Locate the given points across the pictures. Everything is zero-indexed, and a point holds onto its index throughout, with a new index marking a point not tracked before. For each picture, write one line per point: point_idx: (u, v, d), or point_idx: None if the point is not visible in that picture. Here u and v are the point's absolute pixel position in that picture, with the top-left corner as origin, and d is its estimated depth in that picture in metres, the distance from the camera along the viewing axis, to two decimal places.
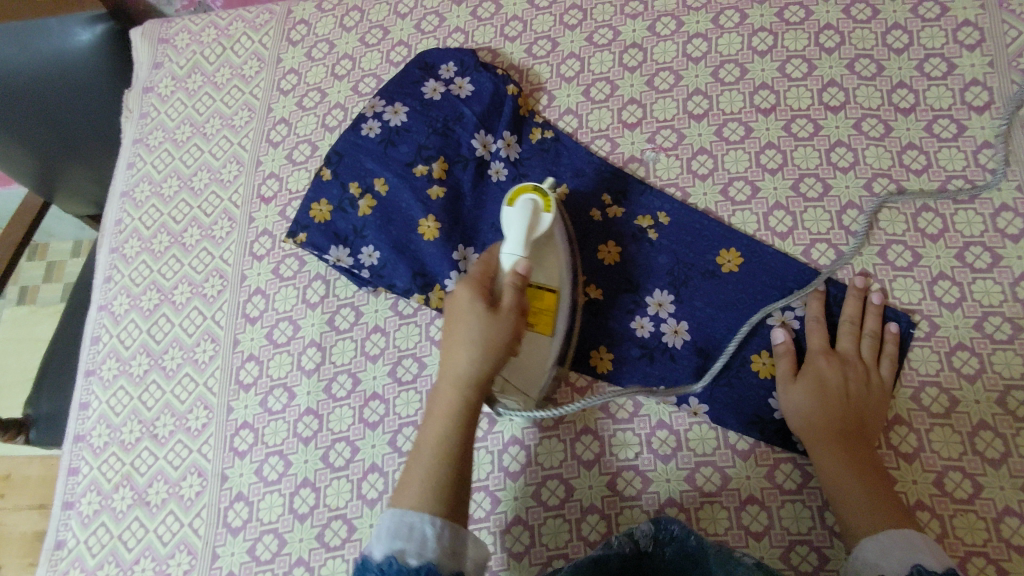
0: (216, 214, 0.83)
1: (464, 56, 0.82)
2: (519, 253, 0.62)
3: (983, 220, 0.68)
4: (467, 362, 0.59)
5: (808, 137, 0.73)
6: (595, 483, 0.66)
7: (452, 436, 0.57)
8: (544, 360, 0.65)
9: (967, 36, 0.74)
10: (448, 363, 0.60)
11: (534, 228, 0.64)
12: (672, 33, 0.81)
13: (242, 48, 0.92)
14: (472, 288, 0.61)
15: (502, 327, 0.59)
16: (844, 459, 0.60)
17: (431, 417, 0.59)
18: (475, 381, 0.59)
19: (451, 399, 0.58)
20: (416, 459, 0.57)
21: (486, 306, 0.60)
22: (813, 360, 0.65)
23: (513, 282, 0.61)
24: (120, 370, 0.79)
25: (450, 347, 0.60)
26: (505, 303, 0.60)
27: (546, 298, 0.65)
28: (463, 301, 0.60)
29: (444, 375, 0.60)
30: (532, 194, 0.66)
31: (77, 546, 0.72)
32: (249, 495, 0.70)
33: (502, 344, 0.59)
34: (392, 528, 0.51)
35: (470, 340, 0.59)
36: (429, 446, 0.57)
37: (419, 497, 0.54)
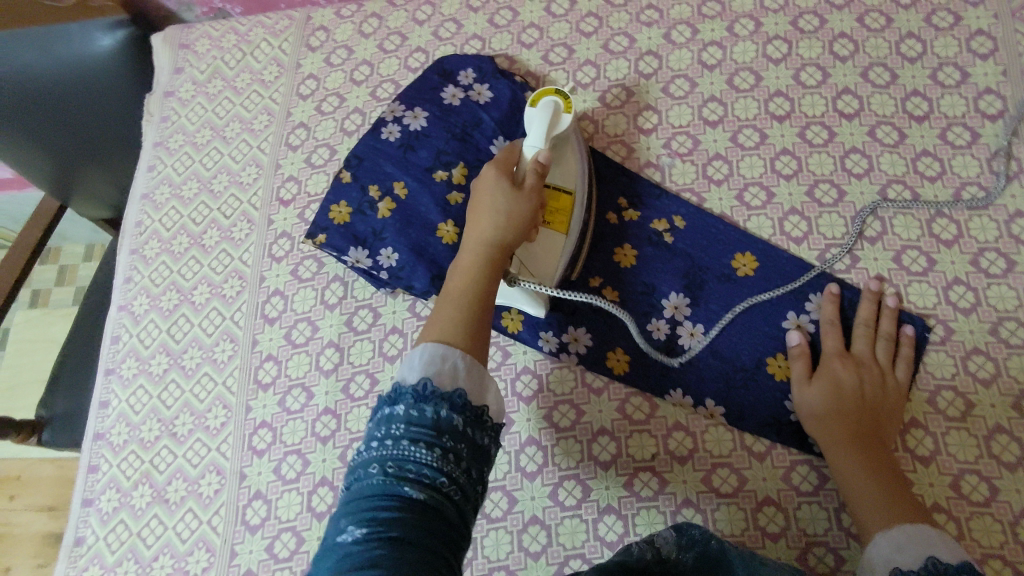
0: (236, 217, 0.84)
1: (482, 63, 0.83)
2: (541, 145, 0.67)
3: (997, 227, 0.68)
4: (492, 226, 0.59)
5: (822, 143, 0.74)
6: (612, 484, 0.66)
7: (477, 278, 0.56)
8: (557, 256, 0.68)
9: (980, 45, 0.75)
10: (472, 228, 0.60)
11: (556, 123, 0.68)
12: (688, 41, 0.82)
13: (261, 53, 0.94)
14: (497, 166, 0.64)
15: (525, 202, 0.61)
16: (860, 459, 0.60)
17: (456, 267, 0.58)
18: (499, 248, 0.59)
19: (476, 252, 0.58)
20: (440, 302, 0.56)
21: (511, 182, 0.62)
22: (828, 361, 0.65)
23: (537, 164, 0.65)
24: (139, 369, 0.80)
25: (476, 213, 0.61)
26: (528, 183, 0.63)
27: (562, 194, 0.69)
28: (489, 174, 0.63)
29: (469, 237, 0.60)
30: (555, 95, 0.70)
31: (96, 543, 0.73)
32: (267, 493, 0.71)
33: (526, 212, 0.61)
34: (425, 356, 0.50)
35: (498, 205, 0.60)
36: (455, 291, 0.56)
37: (449, 330, 0.52)
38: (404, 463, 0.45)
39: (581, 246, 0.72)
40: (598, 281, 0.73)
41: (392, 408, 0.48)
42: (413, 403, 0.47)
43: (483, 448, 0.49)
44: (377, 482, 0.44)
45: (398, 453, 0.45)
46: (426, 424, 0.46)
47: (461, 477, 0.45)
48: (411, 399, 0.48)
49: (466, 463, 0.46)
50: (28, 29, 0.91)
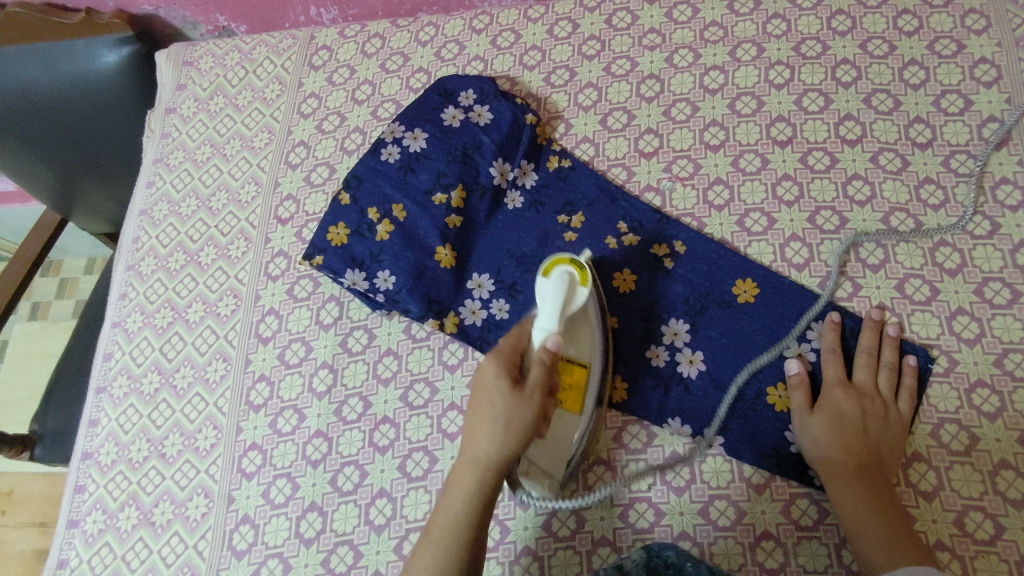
0: (233, 234, 0.84)
1: (484, 85, 0.82)
2: (552, 327, 0.60)
3: (1002, 256, 0.67)
4: (491, 442, 0.57)
5: (825, 169, 0.74)
6: (607, 515, 0.65)
7: (468, 512, 0.56)
8: (567, 442, 0.64)
9: (983, 73, 0.74)
10: (472, 439, 0.58)
11: (568, 303, 0.62)
12: (689, 64, 0.81)
13: (264, 71, 0.94)
14: (499, 365, 0.59)
15: (527, 408, 0.57)
16: (858, 487, 0.59)
17: (450, 491, 0.57)
18: (501, 464, 0.57)
19: (467, 488, 0.57)
20: (431, 530, 0.56)
21: (511, 382, 0.58)
22: (829, 390, 0.64)
23: (543, 359, 0.58)
24: (131, 387, 0.79)
25: (476, 419, 0.58)
26: (529, 382, 0.58)
27: (577, 370, 0.64)
28: (489, 375, 0.59)
29: (469, 452, 0.58)
30: (568, 266, 0.64)
31: (80, 565, 0.71)
32: (255, 518, 0.69)
33: (527, 426, 0.57)
34: None
35: (495, 426, 0.57)
36: (442, 525, 0.56)
37: (426, 570, 0.54)
38: None
39: (598, 412, 0.67)
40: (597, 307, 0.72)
41: None
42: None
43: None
44: None
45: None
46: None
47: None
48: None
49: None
50: (43, 44, 0.95)
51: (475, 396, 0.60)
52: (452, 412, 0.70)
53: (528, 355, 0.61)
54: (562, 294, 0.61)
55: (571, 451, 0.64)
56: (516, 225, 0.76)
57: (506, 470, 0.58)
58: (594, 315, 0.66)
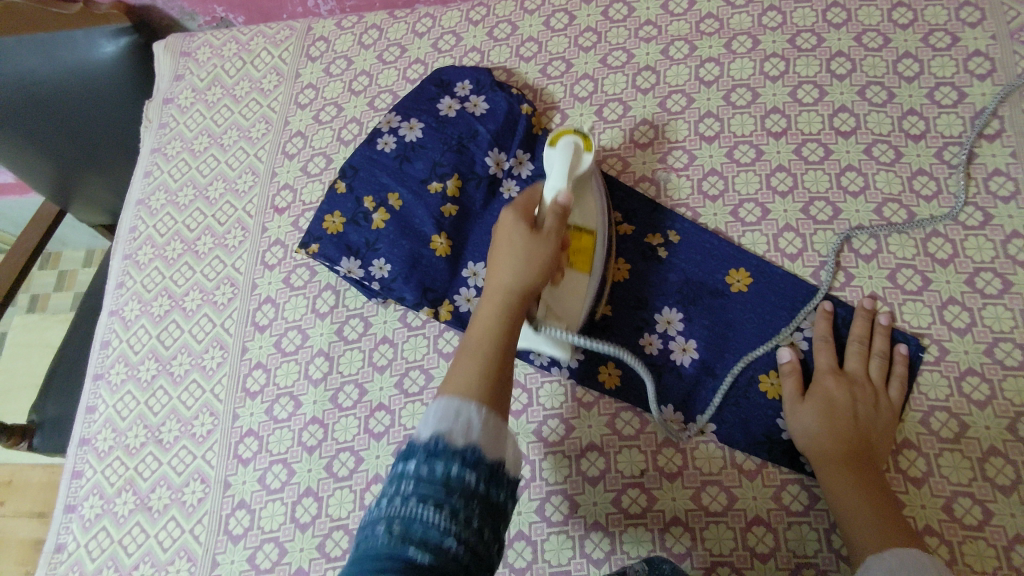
0: (230, 223, 0.84)
1: (480, 76, 0.83)
2: (561, 186, 0.64)
3: (994, 247, 0.68)
4: (514, 271, 0.57)
5: (819, 160, 0.74)
6: (600, 500, 0.65)
7: (496, 312, 0.56)
8: (580, 297, 0.66)
9: (977, 65, 0.75)
10: (493, 278, 0.58)
11: (574, 165, 0.67)
12: (685, 56, 0.82)
13: (262, 62, 0.94)
14: (517, 212, 0.62)
15: (546, 244, 0.59)
16: (851, 476, 0.59)
17: (475, 320, 0.56)
18: (524, 290, 0.57)
19: (495, 309, 0.56)
20: (463, 352, 0.54)
21: (529, 226, 0.60)
22: (820, 377, 0.65)
23: (556, 210, 0.61)
24: (128, 375, 0.79)
25: (495, 259, 0.59)
26: (548, 226, 0.60)
27: (584, 236, 0.67)
28: (508, 220, 0.61)
29: (492, 284, 0.58)
30: (574, 135, 0.69)
31: (77, 550, 0.72)
32: (251, 503, 0.70)
33: (547, 258, 0.59)
34: (438, 411, 0.49)
35: (517, 256, 0.58)
36: (471, 347, 0.54)
37: (464, 382, 0.51)
38: (411, 523, 0.44)
39: (605, 282, 0.69)
40: None
41: (404, 462, 0.48)
42: (424, 460, 0.47)
43: (498, 504, 0.48)
44: (382, 541, 0.44)
45: (406, 513, 0.45)
46: (436, 483, 0.46)
47: (471, 531, 0.45)
48: (422, 457, 0.47)
49: (476, 524, 0.45)
50: (35, 34, 0.93)
51: (494, 242, 0.61)
52: None
53: (540, 207, 0.63)
54: (568, 152, 0.67)
55: (583, 311, 0.67)
56: None
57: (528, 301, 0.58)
58: (596, 187, 0.71)
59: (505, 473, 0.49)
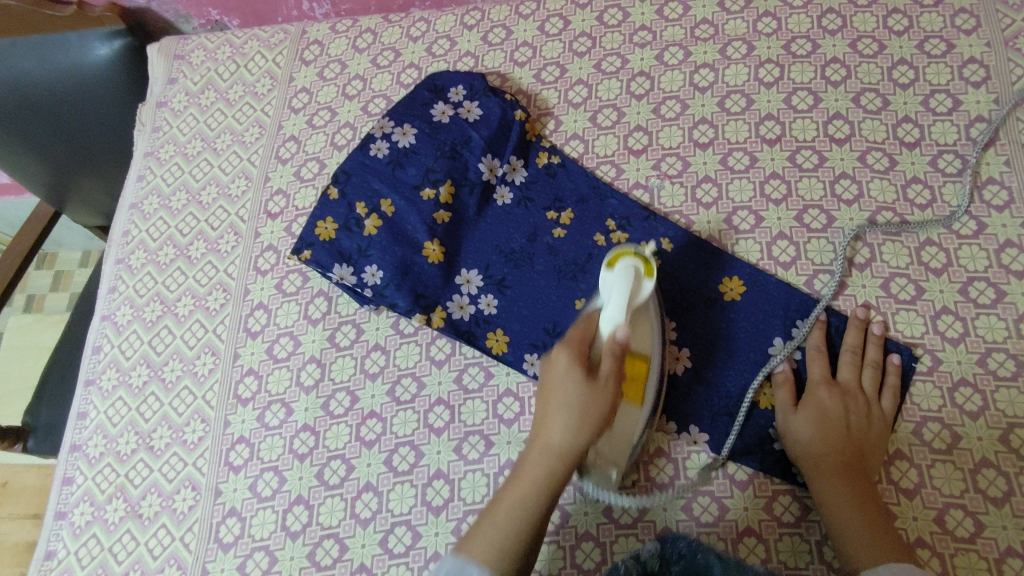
0: (223, 228, 0.84)
1: (474, 81, 0.83)
2: (619, 320, 0.57)
3: (988, 256, 0.67)
4: (565, 428, 0.55)
5: (813, 168, 0.74)
6: (591, 510, 0.65)
7: (533, 505, 0.55)
8: (631, 433, 0.62)
9: (972, 73, 0.75)
10: (545, 428, 0.57)
11: (635, 295, 0.59)
12: (680, 62, 0.81)
13: (255, 66, 0.94)
14: (571, 354, 0.57)
15: (601, 398, 0.56)
16: (846, 488, 0.59)
17: (516, 480, 0.56)
18: (570, 456, 0.56)
19: (537, 475, 0.56)
20: (493, 510, 0.56)
21: (583, 372, 0.56)
22: (814, 387, 0.64)
23: (613, 350, 0.56)
24: (120, 380, 0.79)
25: (546, 409, 0.57)
26: (604, 373, 0.56)
27: (639, 364, 0.61)
28: (561, 366, 0.57)
29: (540, 438, 0.57)
30: (634, 258, 0.59)
31: (67, 557, 0.72)
32: (242, 510, 0.69)
33: (601, 414, 0.56)
34: (445, 568, 0.53)
35: (568, 412, 0.56)
36: (504, 513, 0.55)
37: (487, 551, 0.53)
38: None
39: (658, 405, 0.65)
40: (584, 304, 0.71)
41: None
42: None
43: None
44: None
45: None
46: None
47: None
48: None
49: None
50: (30, 36, 0.93)
51: (545, 386, 0.59)
52: (439, 408, 0.70)
53: (596, 346, 0.58)
54: (628, 280, 0.57)
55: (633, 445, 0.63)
56: (505, 221, 0.76)
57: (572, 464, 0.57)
58: (652, 308, 0.63)
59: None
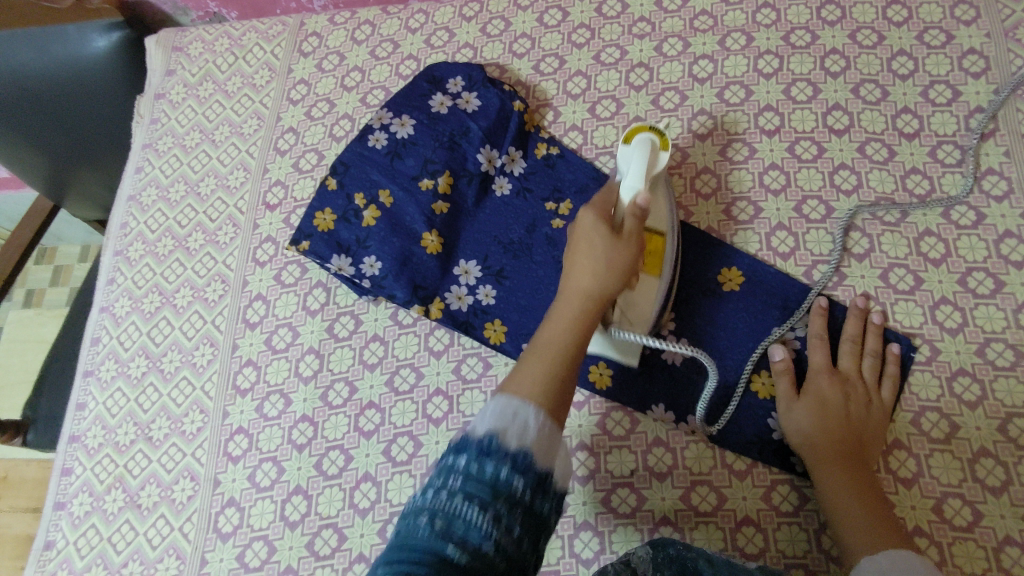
0: (221, 220, 0.84)
1: (472, 71, 0.82)
2: (638, 185, 0.61)
3: (987, 247, 0.67)
4: (593, 274, 0.57)
5: (812, 159, 0.74)
6: (589, 500, 0.65)
7: (568, 332, 0.54)
8: (651, 301, 0.64)
9: (972, 63, 0.75)
10: (574, 276, 0.58)
11: (651, 164, 0.64)
12: (679, 53, 0.81)
13: (254, 58, 0.94)
14: (596, 214, 0.60)
15: (625, 249, 0.58)
16: (850, 481, 0.59)
17: (549, 324, 0.56)
18: (600, 296, 0.56)
19: (569, 320, 0.55)
20: (530, 353, 0.54)
21: (610, 230, 0.59)
22: (814, 375, 0.65)
23: (636, 213, 0.59)
24: (118, 371, 0.79)
25: (574, 261, 0.59)
26: (628, 229, 0.59)
27: (656, 239, 0.66)
28: (587, 223, 0.60)
29: (570, 286, 0.57)
30: (649, 133, 0.65)
31: (66, 547, 0.72)
32: (240, 501, 0.70)
33: (627, 263, 0.58)
34: (497, 408, 0.49)
35: (596, 261, 0.58)
36: (542, 348, 0.54)
37: (527, 382, 0.51)
38: (451, 521, 0.44)
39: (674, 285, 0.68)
40: None
41: (455, 455, 0.48)
42: (475, 457, 0.47)
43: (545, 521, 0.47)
44: (422, 533, 0.44)
45: (450, 508, 0.45)
46: (483, 483, 0.46)
47: (511, 537, 0.45)
48: (472, 454, 0.47)
49: (517, 532, 0.45)
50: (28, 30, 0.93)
51: (573, 245, 0.60)
52: (438, 398, 0.70)
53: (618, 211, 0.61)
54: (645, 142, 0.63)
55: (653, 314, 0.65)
56: (504, 212, 0.76)
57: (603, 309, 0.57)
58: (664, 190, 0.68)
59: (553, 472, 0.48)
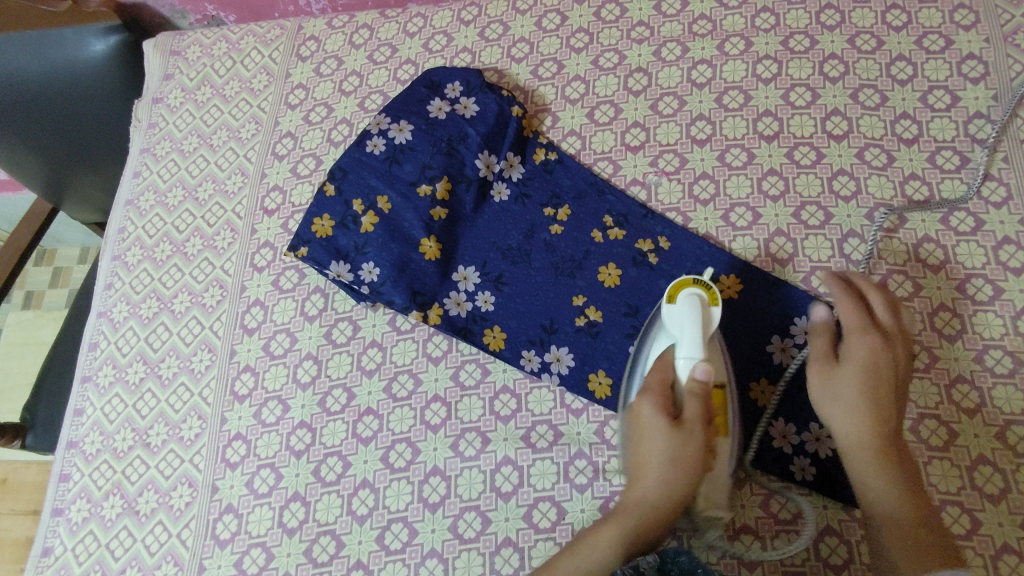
0: (219, 225, 0.84)
1: (470, 76, 0.82)
2: (697, 352, 0.59)
3: (985, 253, 0.67)
4: (656, 479, 0.58)
5: (810, 164, 0.73)
6: (588, 507, 0.64)
7: (617, 553, 0.56)
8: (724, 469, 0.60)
9: (971, 69, 0.74)
10: (638, 480, 0.59)
11: (706, 323, 0.61)
12: (677, 58, 0.81)
13: (252, 62, 0.93)
14: (654, 402, 0.59)
15: (688, 441, 0.58)
16: (888, 471, 0.56)
17: (601, 528, 0.58)
18: (662, 509, 0.57)
19: (625, 528, 0.57)
20: (577, 545, 0.57)
21: (670, 420, 0.59)
22: (854, 342, 0.61)
23: (695, 389, 0.58)
24: (116, 377, 0.79)
25: (637, 462, 0.59)
26: (689, 414, 0.58)
27: (717, 395, 0.60)
28: (646, 416, 0.59)
29: (630, 499, 0.59)
30: (696, 288, 0.62)
31: (64, 553, 0.72)
32: (238, 507, 0.69)
33: (691, 459, 0.57)
34: None
35: (659, 464, 0.58)
36: (592, 553, 0.56)
37: None
38: None
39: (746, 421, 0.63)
40: (582, 301, 0.71)
41: None
42: None
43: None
44: None
45: None
46: None
47: None
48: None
49: None
50: (22, 32, 0.93)
51: (635, 431, 0.61)
52: (436, 405, 0.70)
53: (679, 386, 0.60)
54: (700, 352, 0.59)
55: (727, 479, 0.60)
56: (503, 218, 0.76)
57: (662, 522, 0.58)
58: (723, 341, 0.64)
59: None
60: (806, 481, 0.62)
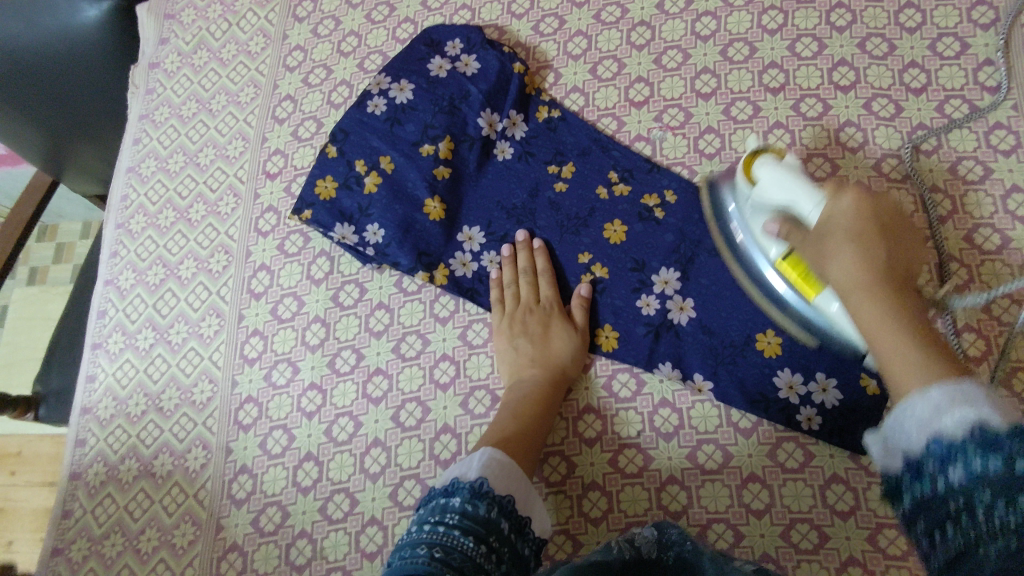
0: (222, 190, 0.83)
1: (471, 33, 0.81)
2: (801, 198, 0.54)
3: (993, 203, 0.67)
4: (536, 349, 0.67)
5: (817, 116, 0.73)
6: (597, 460, 0.66)
7: (535, 408, 0.64)
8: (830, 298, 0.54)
9: (981, 15, 0.73)
10: (520, 366, 0.67)
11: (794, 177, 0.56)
12: (681, 10, 0.80)
13: (248, 24, 0.92)
14: (514, 300, 0.71)
15: (551, 315, 0.69)
16: (888, 310, 0.44)
17: (507, 409, 0.64)
18: (552, 369, 0.67)
19: (530, 395, 0.65)
20: (489, 432, 0.62)
21: (528, 304, 0.70)
22: (871, 196, 0.51)
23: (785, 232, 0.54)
24: (126, 343, 0.79)
25: (511, 356, 0.68)
26: (540, 298, 0.70)
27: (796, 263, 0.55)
28: (510, 316, 0.70)
29: (515, 383, 0.66)
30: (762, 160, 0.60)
31: (84, 516, 0.73)
32: (253, 468, 0.71)
33: (552, 326, 0.69)
34: (482, 461, 0.55)
35: (527, 342, 0.68)
36: (508, 424, 0.63)
37: (498, 436, 0.61)
38: (450, 550, 0.46)
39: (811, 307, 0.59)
40: (587, 258, 0.72)
41: (447, 498, 0.51)
42: (469, 498, 0.51)
43: (522, 558, 0.51)
44: (423, 556, 0.45)
45: (447, 541, 0.47)
46: (478, 521, 0.49)
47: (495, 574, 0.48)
48: (467, 495, 0.51)
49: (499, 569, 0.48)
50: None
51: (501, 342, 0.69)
52: (445, 363, 0.71)
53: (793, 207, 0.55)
54: (820, 193, 0.53)
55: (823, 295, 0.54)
56: (507, 177, 0.76)
57: (552, 390, 0.66)
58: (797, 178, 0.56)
59: (522, 510, 0.54)
60: (812, 430, 0.63)
